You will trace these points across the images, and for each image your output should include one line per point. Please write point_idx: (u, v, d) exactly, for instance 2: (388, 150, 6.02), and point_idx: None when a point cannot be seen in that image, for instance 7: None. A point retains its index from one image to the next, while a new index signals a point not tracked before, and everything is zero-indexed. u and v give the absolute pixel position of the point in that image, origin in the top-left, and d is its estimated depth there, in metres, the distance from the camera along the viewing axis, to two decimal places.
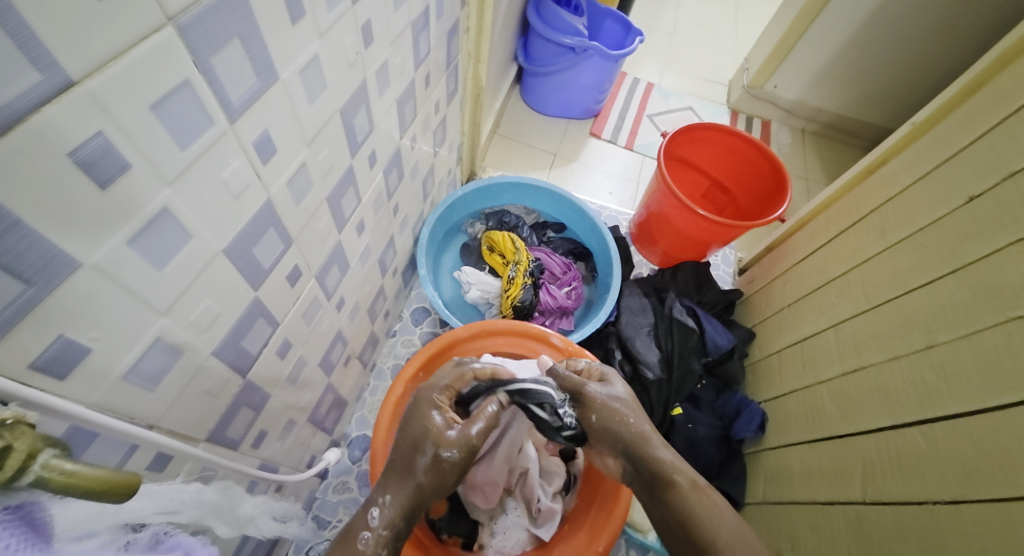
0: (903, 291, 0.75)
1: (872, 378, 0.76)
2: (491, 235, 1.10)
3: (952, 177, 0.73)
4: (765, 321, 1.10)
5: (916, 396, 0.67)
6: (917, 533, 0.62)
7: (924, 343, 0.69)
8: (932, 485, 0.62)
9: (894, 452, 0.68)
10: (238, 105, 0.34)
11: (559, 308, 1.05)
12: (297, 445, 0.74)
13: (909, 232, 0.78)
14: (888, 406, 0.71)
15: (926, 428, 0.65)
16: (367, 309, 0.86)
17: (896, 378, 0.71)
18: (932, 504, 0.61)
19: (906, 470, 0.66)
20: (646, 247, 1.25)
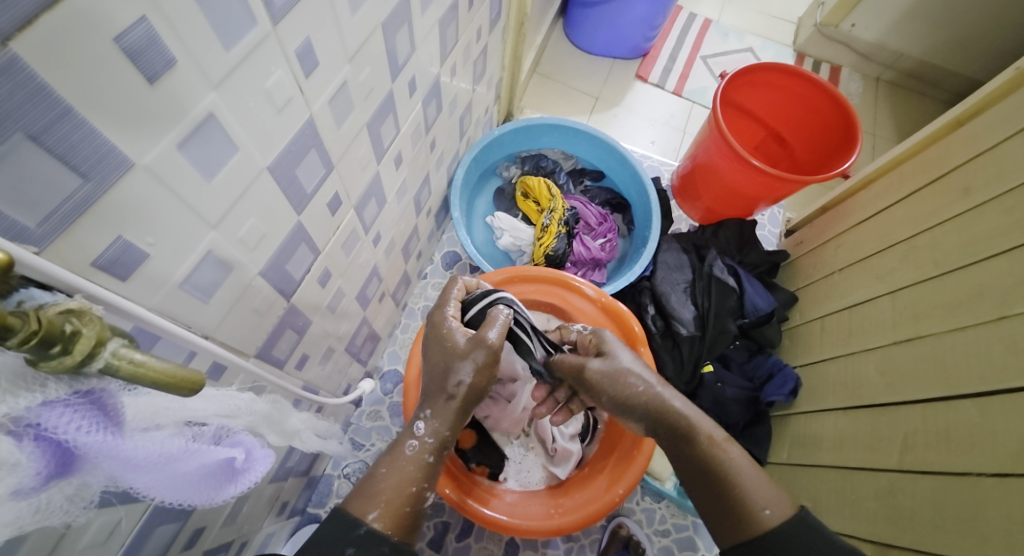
0: (979, 259, 0.70)
1: (927, 346, 0.73)
2: (526, 180, 1.08)
3: None
4: (810, 285, 1.06)
5: (979, 368, 0.64)
6: (959, 502, 0.61)
7: (995, 314, 0.64)
8: (983, 456, 0.60)
9: (942, 424, 0.66)
10: (281, 6, 0.32)
11: (592, 259, 1.03)
12: (336, 372, 0.77)
13: (995, 193, 0.71)
14: (942, 375, 0.69)
15: (984, 400, 0.62)
16: (401, 247, 0.86)
17: (957, 349, 0.68)
18: (979, 475, 0.60)
19: (953, 444, 0.64)
20: (687, 201, 1.19)
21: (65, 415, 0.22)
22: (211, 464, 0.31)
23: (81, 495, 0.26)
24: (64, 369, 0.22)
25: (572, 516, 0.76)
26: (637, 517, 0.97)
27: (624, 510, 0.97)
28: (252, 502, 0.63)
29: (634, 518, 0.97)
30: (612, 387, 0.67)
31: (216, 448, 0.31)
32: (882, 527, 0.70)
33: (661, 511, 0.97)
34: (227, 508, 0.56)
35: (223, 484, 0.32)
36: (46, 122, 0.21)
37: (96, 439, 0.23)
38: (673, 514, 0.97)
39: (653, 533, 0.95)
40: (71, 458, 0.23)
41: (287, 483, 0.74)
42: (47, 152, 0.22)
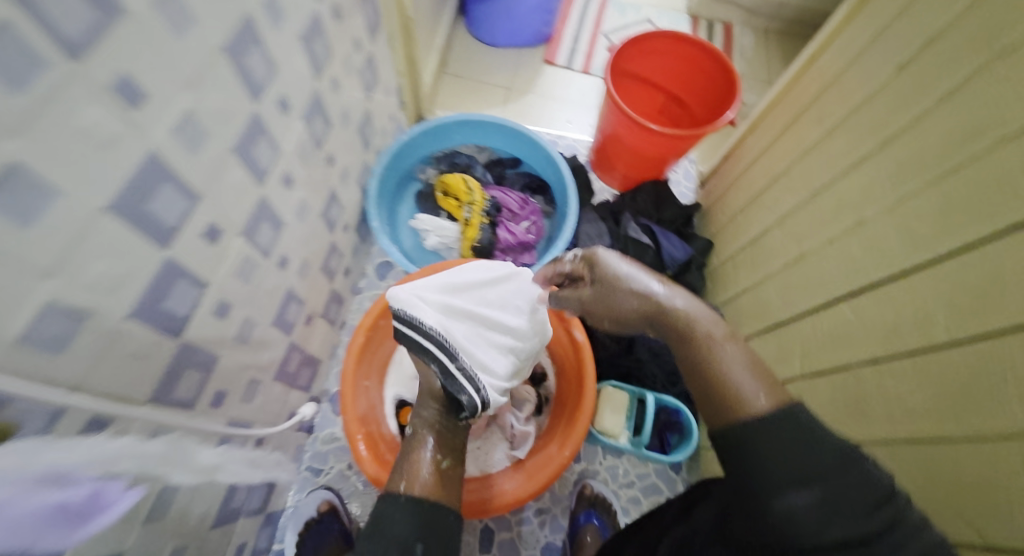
0: (840, 175, 0.74)
1: (808, 265, 0.77)
2: (444, 178, 1.08)
3: (882, 51, 0.70)
4: (720, 230, 1.11)
5: (849, 271, 0.68)
6: (846, 397, 0.65)
7: (853, 222, 0.69)
8: (858, 351, 0.64)
9: (827, 330, 0.71)
10: (78, 42, 0.31)
11: (519, 244, 1.04)
12: (270, 402, 0.76)
13: (846, 114, 0.76)
14: (821, 287, 0.73)
15: (853, 301, 0.66)
16: (320, 266, 0.85)
17: (832, 259, 0.72)
18: (857, 368, 0.64)
19: (837, 343, 0.68)
20: (605, 173, 1.22)
21: None
22: (56, 505, 0.33)
23: None
24: None
25: (530, 486, 0.77)
26: (602, 476, 1.01)
27: (588, 473, 1.00)
28: (194, 549, 0.62)
29: (599, 478, 1.00)
30: (615, 293, 0.57)
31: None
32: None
33: (623, 466, 1.02)
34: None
35: (75, 524, 0.35)
36: None
37: None
38: (634, 465, 1.02)
39: (619, 488, 1.00)
40: None
41: (239, 522, 0.73)
42: None
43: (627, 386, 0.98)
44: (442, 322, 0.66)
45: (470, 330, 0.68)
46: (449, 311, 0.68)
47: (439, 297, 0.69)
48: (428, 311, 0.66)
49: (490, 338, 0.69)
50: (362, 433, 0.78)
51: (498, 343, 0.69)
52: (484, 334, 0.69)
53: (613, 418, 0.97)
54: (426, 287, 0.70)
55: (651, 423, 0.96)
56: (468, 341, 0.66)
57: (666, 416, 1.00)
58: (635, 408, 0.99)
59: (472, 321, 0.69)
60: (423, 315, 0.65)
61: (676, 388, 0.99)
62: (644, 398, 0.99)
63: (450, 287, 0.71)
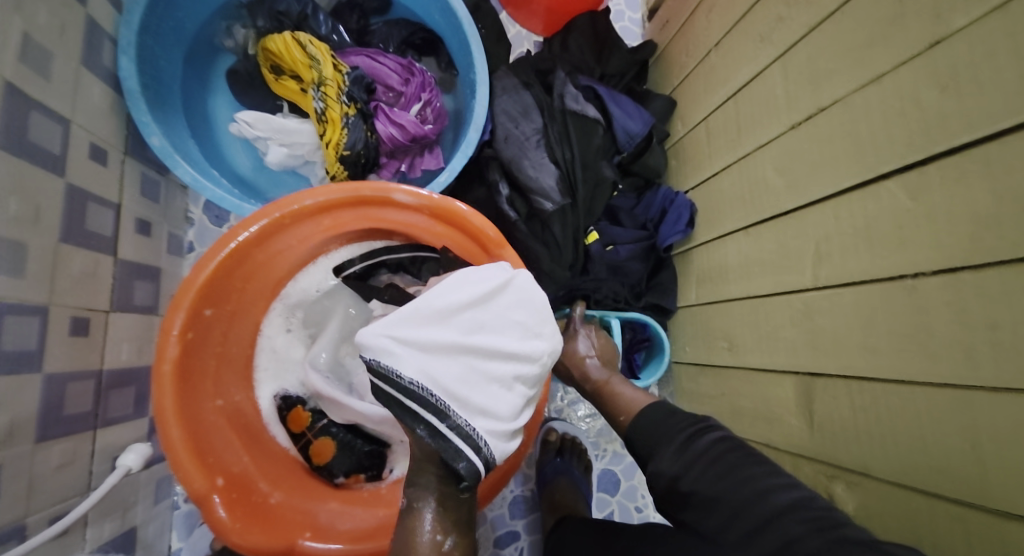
0: None
1: (834, 126, 0.52)
2: (267, 45, 0.67)
3: None
4: (685, 80, 0.81)
5: (905, 127, 0.44)
6: (889, 325, 0.47)
7: (912, 49, 0.43)
8: (915, 259, 0.44)
9: (860, 223, 0.50)
10: None
11: (409, 139, 0.69)
12: (47, 472, 0.48)
13: None
14: (854, 156, 0.49)
15: (912, 179, 0.43)
16: (60, 236, 0.50)
17: (873, 110, 0.47)
18: (909, 280, 0.45)
19: (879, 246, 0.48)
20: (522, 10, 0.85)
21: None
22: None
23: None
24: None
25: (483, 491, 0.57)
26: (565, 411, 0.92)
27: (553, 415, 0.91)
28: None
29: (563, 415, 0.92)
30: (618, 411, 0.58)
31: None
32: (804, 358, 0.59)
33: (586, 395, 0.92)
34: None
35: None
36: None
37: None
38: None
39: (585, 416, 0.92)
40: None
41: None
42: None
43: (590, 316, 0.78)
44: (421, 368, 0.41)
45: (461, 374, 0.42)
46: (430, 348, 0.43)
47: (417, 330, 0.43)
48: (396, 351, 0.42)
49: (493, 377, 0.43)
50: (219, 488, 0.51)
51: (505, 381, 0.44)
52: (485, 372, 0.43)
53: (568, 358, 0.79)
54: (398, 310, 0.45)
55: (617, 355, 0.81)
56: (457, 389, 0.42)
57: (633, 332, 0.83)
58: None
59: (461, 354, 0.43)
60: (398, 362, 0.41)
61: (642, 301, 0.82)
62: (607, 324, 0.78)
63: (430, 307, 0.44)
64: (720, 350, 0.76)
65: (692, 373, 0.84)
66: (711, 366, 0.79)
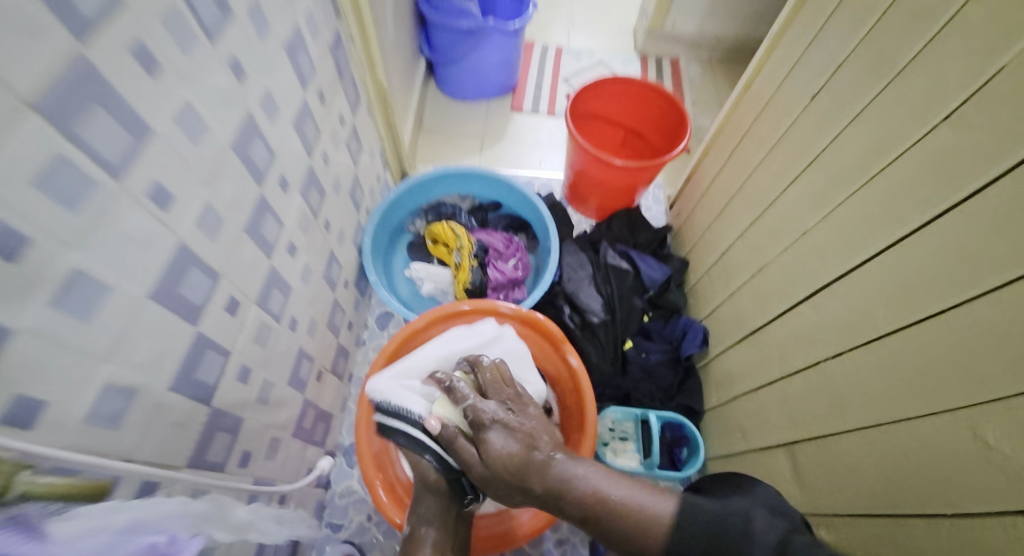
0: (782, 190, 0.81)
1: (772, 273, 0.82)
2: (432, 228, 1.15)
3: (798, 82, 0.79)
4: (693, 248, 1.17)
5: (806, 272, 0.73)
6: (826, 396, 0.68)
7: (799, 233, 0.75)
8: (825, 346, 0.69)
9: (796, 330, 0.75)
10: (119, 164, 0.39)
11: (508, 280, 1.11)
12: (290, 459, 0.79)
13: (778, 137, 0.84)
14: (785, 290, 0.78)
15: (813, 301, 0.72)
16: (325, 324, 0.90)
17: (788, 263, 0.78)
18: (824, 361, 0.68)
19: (807, 343, 0.73)
20: (581, 205, 1.31)
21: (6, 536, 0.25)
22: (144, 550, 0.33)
23: None
24: None
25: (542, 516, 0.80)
26: None
27: None
28: None
29: None
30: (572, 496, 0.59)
31: (141, 535, 0.34)
32: (786, 431, 0.77)
33: None
34: None
35: None
36: None
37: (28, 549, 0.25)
38: None
39: None
40: None
41: None
42: None
43: (629, 410, 1.01)
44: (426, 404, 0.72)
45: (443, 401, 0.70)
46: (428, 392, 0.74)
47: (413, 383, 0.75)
48: (411, 404, 0.71)
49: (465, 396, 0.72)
50: (379, 478, 0.80)
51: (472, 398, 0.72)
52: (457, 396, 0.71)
53: (619, 443, 1.00)
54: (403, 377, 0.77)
55: (657, 444, 0.97)
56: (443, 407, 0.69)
57: (671, 432, 1.03)
58: (640, 431, 1.01)
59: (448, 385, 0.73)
60: (410, 404, 0.71)
61: (674, 403, 1.04)
62: (647, 419, 1.01)
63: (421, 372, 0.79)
64: (736, 439, 0.92)
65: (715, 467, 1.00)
66: (731, 455, 0.93)
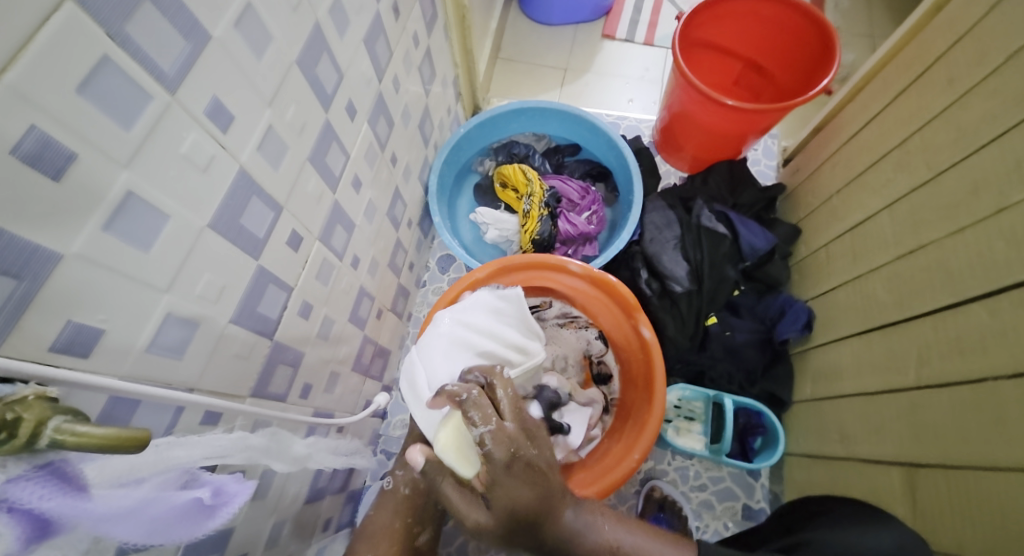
0: (973, 152, 0.65)
1: (933, 256, 0.68)
2: (502, 170, 1.08)
3: (1023, 3, 0.61)
4: (811, 215, 1.02)
5: (989, 266, 0.59)
6: (980, 420, 0.57)
7: (994, 208, 0.60)
8: (998, 359, 0.56)
9: (954, 331, 0.63)
10: (175, 76, 0.34)
11: (580, 235, 1.02)
12: (348, 393, 0.80)
13: (977, 80, 0.66)
14: (950, 280, 0.64)
15: (993, 300, 0.58)
16: (387, 263, 0.88)
17: (960, 251, 0.64)
18: (995, 381, 0.56)
19: (967, 353, 0.60)
20: (672, 154, 1.18)
21: (25, 488, 0.24)
22: (182, 508, 0.31)
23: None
24: (17, 450, 0.23)
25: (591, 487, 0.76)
26: (671, 477, 0.97)
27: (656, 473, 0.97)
28: (290, 527, 0.67)
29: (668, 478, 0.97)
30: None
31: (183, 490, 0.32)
32: (909, 448, 0.66)
33: (694, 467, 0.97)
34: (265, 533, 0.60)
35: (198, 526, 0.32)
36: None
37: (56, 503, 0.24)
38: (706, 468, 0.97)
39: (690, 489, 0.96)
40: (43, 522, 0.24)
41: (326, 501, 0.79)
42: None
43: (700, 388, 0.96)
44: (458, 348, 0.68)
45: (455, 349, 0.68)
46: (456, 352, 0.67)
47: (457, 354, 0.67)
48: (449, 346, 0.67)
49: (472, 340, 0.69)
50: None
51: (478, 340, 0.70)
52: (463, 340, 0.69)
53: (686, 423, 0.96)
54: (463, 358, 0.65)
55: (730, 430, 0.91)
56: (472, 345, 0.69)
57: (746, 418, 0.95)
58: (710, 413, 0.95)
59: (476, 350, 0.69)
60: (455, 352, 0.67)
61: (756, 389, 0.95)
62: (720, 402, 0.94)
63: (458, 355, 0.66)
64: (832, 442, 0.82)
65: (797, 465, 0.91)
66: (822, 457, 0.85)
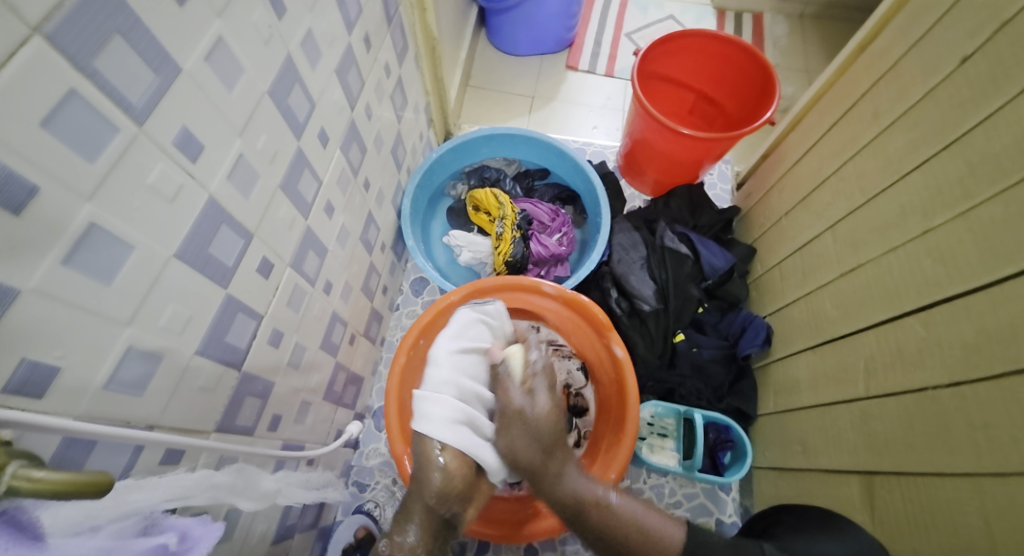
0: (899, 178, 0.70)
1: (871, 274, 0.72)
2: (474, 195, 1.09)
3: (937, 45, 0.67)
4: (764, 235, 1.07)
5: (917, 284, 0.64)
6: (926, 427, 0.60)
7: (920, 229, 0.65)
8: (934, 368, 0.60)
9: (895, 344, 0.66)
10: (142, 108, 0.34)
11: (551, 256, 1.04)
12: (319, 423, 0.78)
13: (898, 114, 0.72)
14: (887, 295, 0.69)
15: (925, 313, 0.62)
16: (360, 288, 0.87)
17: (894, 270, 0.68)
18: (933, 389, 0.59)
19: (908, 363, 0.64)
20: (636, 178, 1.22)
21: None
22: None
23: None
24: None
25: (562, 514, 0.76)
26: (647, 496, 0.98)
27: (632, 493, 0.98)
28: None
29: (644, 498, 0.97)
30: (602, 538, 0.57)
31: (144, 537, 0.30)
32: (864, 457, 0.69)
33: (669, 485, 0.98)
34: None
35: None
36: None
37: None
38: (680, 485, 0.98)
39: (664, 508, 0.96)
40: None
41: (296, 539, 0.75)
42: None
43: (671, 405, 0.97)
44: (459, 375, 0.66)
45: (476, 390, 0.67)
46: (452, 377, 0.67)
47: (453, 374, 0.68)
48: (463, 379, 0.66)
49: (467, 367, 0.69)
50: (408, 453, 0.77)
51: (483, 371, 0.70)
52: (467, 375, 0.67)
53: (659, 439, 0.97)
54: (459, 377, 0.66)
55: (701, 445, 0.92)
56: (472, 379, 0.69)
57: (716, 433, 0.96)
58: (681, 429, 0.97)
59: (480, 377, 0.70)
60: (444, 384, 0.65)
61: (723, 403, 0.98)
62: (691, 417, 0.96)
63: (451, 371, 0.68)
64: (795, 454, 0.85)
65: (767, 478, 0.93)
66: (787, 469, 0.87)
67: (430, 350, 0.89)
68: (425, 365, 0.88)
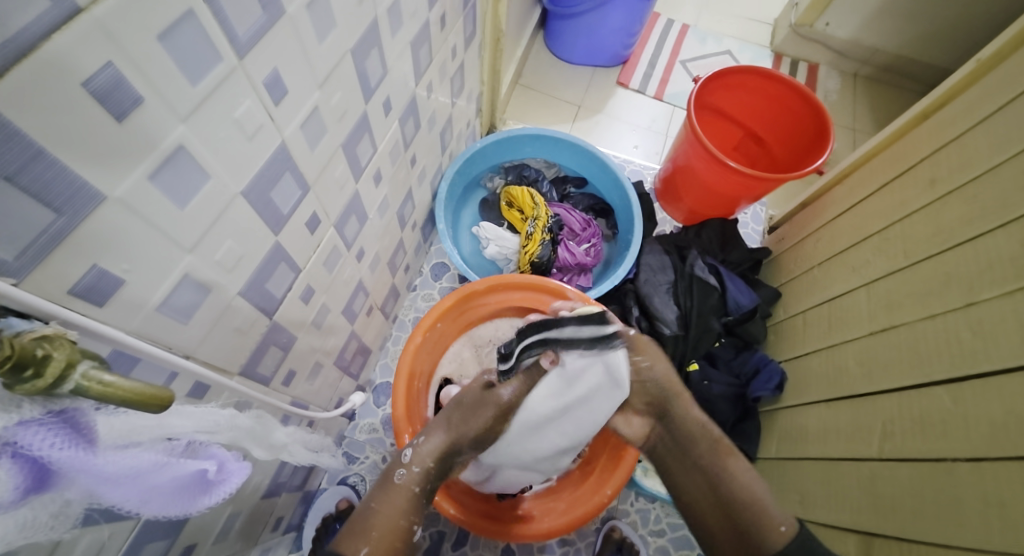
0: (946, 247, 0.70)
1: (903, 337, 0.72)
2: (510, 190, 1.09)
3: (1008, 124, 0.67)
4: (793, 281, 1.07)
5: (950, 356, 0.64)
6: (938, 498, 0.60)
7: (962, 301, 0.65)
8: (958, 440, 0.59)
9: (917, 412, 0.66)
10: (246, 42, 0.34)
11: (577, 265, 1.05)
12: (326, 386, 0.78)
13: (958, 184, 0.72)
14: (917, 362, 0.68)
15: (956, 386, 0.62)
16: (387, 261, 0.87)
17: (930, 337, 0.68)
18: (953, 460, 0.59)
19: (929, 431, 0.63)
20: (671, 204, 1.22)
21: (37, 433, 0.23)
22: (182, 478, 0.31)
23: (65, 513, 0.27)
24: (38, 391, 0.22)
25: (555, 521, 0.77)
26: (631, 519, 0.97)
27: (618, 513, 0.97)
28: (245, 519, 0.64)
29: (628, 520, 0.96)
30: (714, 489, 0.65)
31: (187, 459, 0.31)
32: (865, 516, 0.69)
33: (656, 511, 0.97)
34: (219, 523, 0.57)
35: (198, 496, 0.33)
36: (19, 162, 0.23)
37: (67, 454, 0.24)
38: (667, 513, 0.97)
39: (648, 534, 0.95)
40: (46, 472, 0.24)
41: (282, 497, 0.75)
42: (24, 192, 0.24)
43: None
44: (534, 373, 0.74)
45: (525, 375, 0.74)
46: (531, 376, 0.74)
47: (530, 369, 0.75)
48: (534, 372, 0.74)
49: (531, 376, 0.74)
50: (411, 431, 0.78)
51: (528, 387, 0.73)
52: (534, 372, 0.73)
53: None
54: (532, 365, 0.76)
55: None
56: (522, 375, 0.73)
57: None
58: None
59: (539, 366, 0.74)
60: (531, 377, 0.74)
61: None
62: None
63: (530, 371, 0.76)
64: (792, 502, 0.85)
65: None
66: None
67: (444, 334, 0.89)
68: (436, 349, 0.88)
